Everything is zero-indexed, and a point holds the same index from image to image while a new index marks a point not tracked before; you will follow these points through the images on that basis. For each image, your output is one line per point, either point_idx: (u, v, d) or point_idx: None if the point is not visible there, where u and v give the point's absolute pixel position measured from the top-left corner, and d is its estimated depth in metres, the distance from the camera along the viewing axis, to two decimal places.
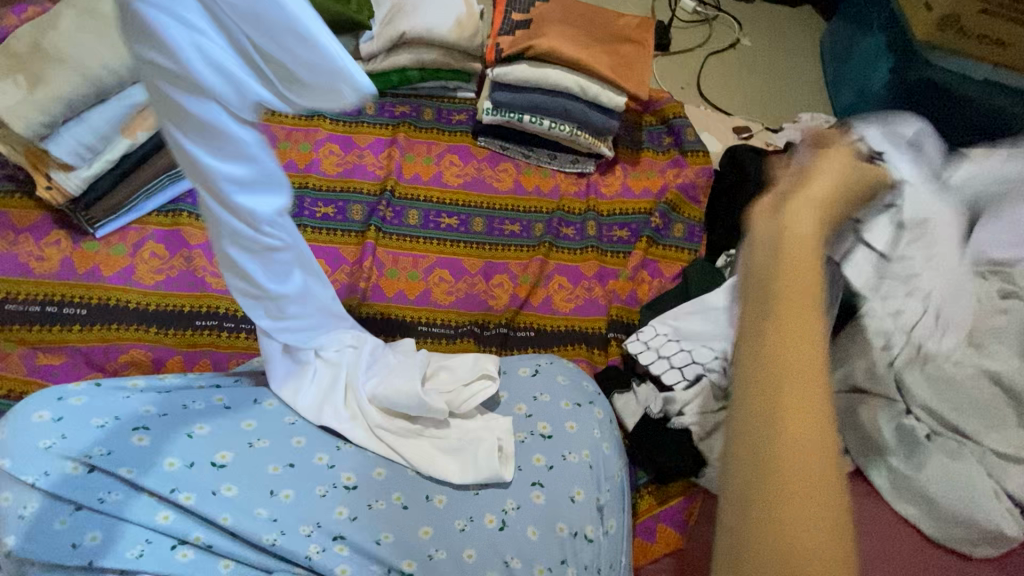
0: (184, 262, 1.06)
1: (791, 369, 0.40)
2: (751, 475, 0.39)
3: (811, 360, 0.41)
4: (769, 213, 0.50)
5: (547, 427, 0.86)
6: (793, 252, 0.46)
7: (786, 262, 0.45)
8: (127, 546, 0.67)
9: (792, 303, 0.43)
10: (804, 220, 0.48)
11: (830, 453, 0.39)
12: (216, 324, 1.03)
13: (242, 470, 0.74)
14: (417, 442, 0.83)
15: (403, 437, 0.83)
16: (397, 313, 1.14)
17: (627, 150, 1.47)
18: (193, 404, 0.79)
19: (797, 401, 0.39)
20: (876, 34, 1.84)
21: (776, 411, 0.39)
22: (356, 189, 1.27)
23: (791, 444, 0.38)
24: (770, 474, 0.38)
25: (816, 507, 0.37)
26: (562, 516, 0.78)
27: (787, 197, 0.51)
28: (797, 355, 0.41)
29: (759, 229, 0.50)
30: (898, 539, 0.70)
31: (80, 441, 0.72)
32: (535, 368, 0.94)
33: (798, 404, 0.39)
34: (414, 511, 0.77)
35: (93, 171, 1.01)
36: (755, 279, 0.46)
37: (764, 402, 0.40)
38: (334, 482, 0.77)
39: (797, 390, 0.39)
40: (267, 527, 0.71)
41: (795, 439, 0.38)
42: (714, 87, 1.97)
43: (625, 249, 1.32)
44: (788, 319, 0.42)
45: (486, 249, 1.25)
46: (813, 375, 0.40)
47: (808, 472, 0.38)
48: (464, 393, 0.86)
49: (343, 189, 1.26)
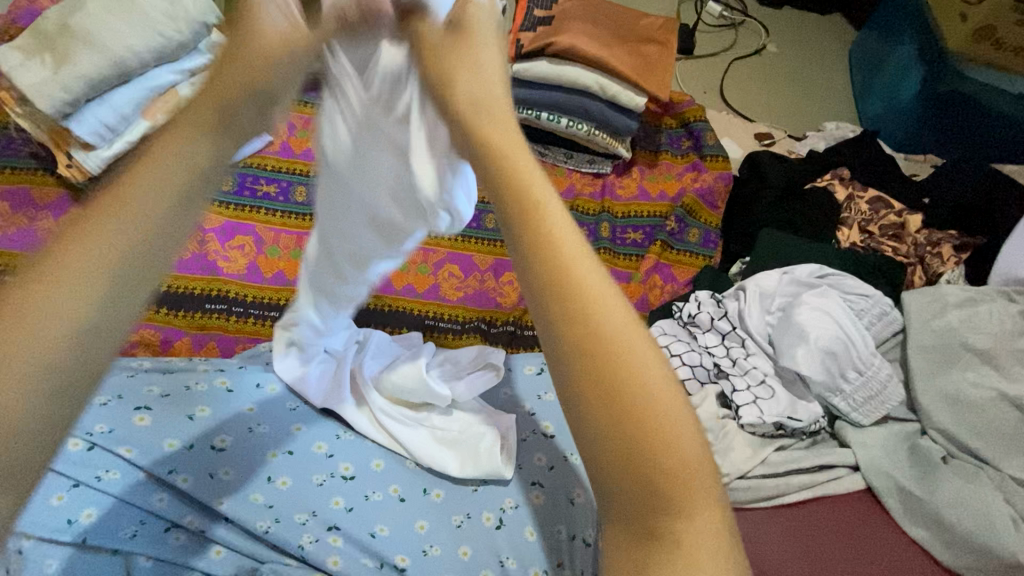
0: (199, 245, 1.08)
1: (576, 286, 0.34)
2: (607, 437, 0.32)
3: (589, 278, 0.35)
4: (492, 153, 0.39)
5: (550, 427, 0.85)
6: (514, 188, 0.38)
7: (518, 204, 0.37)
8: (121, 526, 0.67)
9: (546, 237, 0.35)
10: (523, 156, 0.39)
11: (650, 372, 0.33)
12: (225, 308, 1.04)
13: (240, 455, 0.75)
14: (418, 430, 0.82)
15: (404, 425, 0.82)
16: (404, 306, 1.14)
17: (645, 152, 1.45)
18: (195, 384, 0.80)
19: (599, 324, 0.33)
20: (906, 43, 1.80)
21: (593, 358, 0.33)
22: None
23: (619, 382, 0.33)
24: (631, 436, 0.32)
25: (678, 443, 0.32)
26: (561, 519, 0.77)
27: (496, 149, 0.40)
28: (577, 275, 0.35)
29: (508, 169, 0.38)
30: (887, 530, 0.91)
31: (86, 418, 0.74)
32: (540, 367, 0.92)
33: (598, 329, 0.33)
34: (411, 505, 0.77)
35: (112, 152, 1.01)
36: (518, 205, 0.36)
37: (581, 353, 0.33)
38: (332, 471, 0.77)
39: (580, 317, 0.34)
40: (263, 514, 0.71)
41: (621, 367, 0.33)
42: (737, 93, 1.94)
43: (638, 252, 1.30)
44: (559, 253, 0.35)
45: (498, 245, 1.24)
46: (595, 297, 0.34)
47: (660, 403, 0.33)
48: (465, 383, 0.85)
49: None
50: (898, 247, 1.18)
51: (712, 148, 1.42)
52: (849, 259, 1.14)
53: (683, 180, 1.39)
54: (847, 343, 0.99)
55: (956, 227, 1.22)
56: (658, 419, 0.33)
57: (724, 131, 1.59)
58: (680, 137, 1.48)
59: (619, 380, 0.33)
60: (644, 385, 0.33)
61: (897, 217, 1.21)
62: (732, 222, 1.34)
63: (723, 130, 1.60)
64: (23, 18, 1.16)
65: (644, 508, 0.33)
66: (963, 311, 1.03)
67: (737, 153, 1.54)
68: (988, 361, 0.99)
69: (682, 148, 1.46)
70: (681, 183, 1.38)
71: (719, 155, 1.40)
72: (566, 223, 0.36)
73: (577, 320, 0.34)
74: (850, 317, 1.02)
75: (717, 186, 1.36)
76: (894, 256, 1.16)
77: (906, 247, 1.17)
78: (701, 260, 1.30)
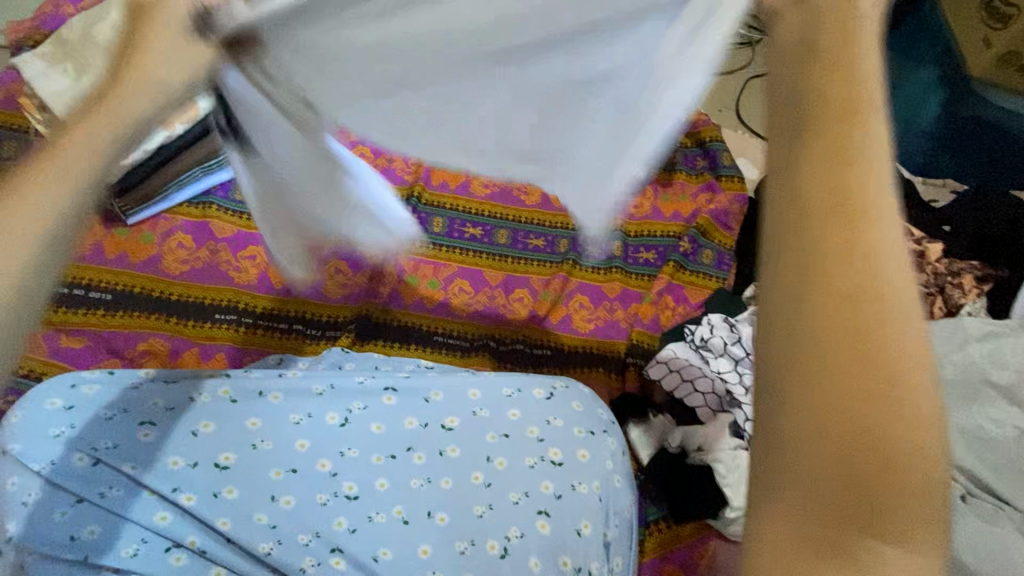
0: (209, 254, 1.10)
1: (858, 256, 0.33)
2: (857, 429, 0.31)
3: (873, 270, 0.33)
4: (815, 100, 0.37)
5: (558, 454, 0.83)
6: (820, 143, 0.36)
7: (825, 165, 0.35)
8: (123, 543, 0.68)
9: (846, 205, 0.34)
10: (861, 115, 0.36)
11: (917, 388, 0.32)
12: (234, 319, 1.05)
13: (243, 473, 0.74)
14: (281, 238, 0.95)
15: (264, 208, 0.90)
16: (414, 321, 1.12)
17: (660, 170, 1.44)
18: (199, 396, 0.78)
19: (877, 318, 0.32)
20: None
21: (860, 346, 0.32)
22: None
23: (885, 379, 0.32)
24: (877, 437, 0.31)
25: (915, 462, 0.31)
26: (566, 550, 0.76)
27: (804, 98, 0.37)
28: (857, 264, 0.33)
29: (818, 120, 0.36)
30: None
31: (88, 430, 0.73)
32: (551, 392, 0.89)
33: (876, 322, 0.32)
34: (415, 527, 0.75)
35: (130, 160, 1.03)
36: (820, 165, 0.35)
37: (846, 331, 0.32)
38: (335, 491, 0.76)
39: (854, 279, 0.33)
40: (265, 535, 0.71)
41: (885, 367, 0.32)
42: (753, 111, 1.93)
43: (650, 272, 1.29)
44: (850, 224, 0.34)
45: (508, 262, 1.24)
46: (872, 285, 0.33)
47: (912, 419, 0.32)
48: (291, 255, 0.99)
49: None
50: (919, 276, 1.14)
51: (727, 169, 1.42)
52: None
53: (697, 201, 1.39)
54: None
55: (977, 257, 1.20)
56: (904, 418, 0.32)
57: (740, 151, 1.58)
58: (696, 156, 1.47)
59: (883, 367, 0.32)
60: (906, 371, 0.32)
61: (917, 243, 1.17)
62: (747, 244, 1.32)
63: (739, 149, 1.58)
64: (49, 25, 1.18)
65: (862, 514, 0.31)
66: (986, 345, 1.01)
67: (753, 174, 1.52)
68: (1010, 398, 0.96)
69: (698, 167, 1.45)
70: (696, 204, 1.38)
71: (734, 176, 1.40)
72: (875, 193, 0.34)
73: (845, 277, 0.33)
74: None
75: (731, 207, 1.35)
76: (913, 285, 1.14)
77: (926, 276, 1.15)
78: (714, 283, 1.28)
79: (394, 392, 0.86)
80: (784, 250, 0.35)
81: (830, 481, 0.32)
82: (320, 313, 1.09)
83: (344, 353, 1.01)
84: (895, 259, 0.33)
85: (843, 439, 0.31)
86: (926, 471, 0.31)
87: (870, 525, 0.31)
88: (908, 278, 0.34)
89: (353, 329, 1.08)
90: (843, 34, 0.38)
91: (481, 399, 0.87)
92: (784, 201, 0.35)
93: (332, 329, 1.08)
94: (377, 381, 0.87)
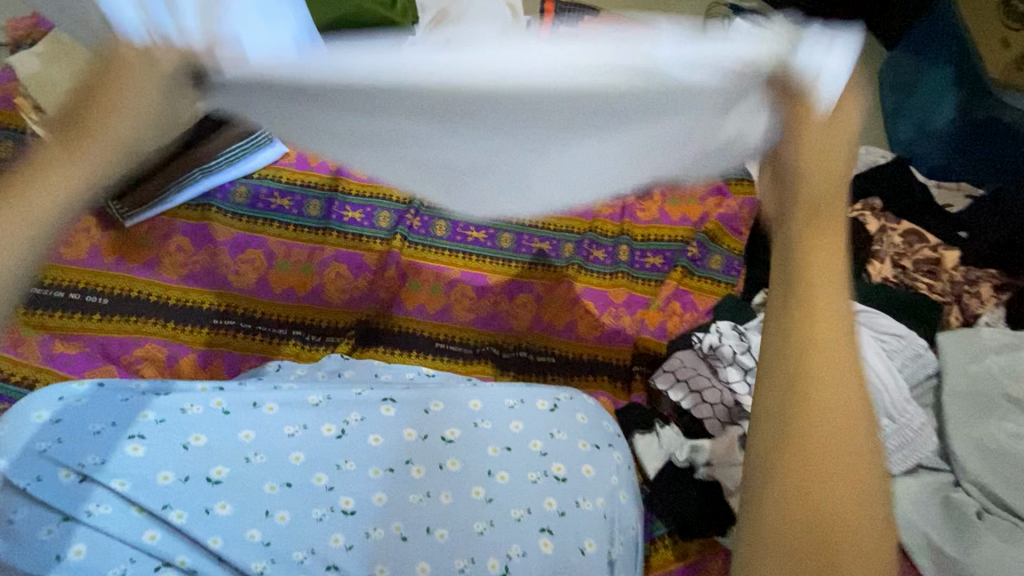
0: (208, 257, 1.08)
1: (818, 342, 0.45)
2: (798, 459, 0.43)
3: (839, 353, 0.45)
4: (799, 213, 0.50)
5: (562, 469, 0.80)
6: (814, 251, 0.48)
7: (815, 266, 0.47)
8: (111, 564, 0.67)
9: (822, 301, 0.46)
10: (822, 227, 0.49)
11: (859, 446, 0.43)
12: (231, 324, 1.03)
13: (237, 488, 0.72)
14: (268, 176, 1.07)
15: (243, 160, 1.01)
16: (416, 328, 1.09)
17: None
18: (190, 407, 0.77)
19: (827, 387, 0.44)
20: (942, 67, 1.74)
21: (811, 401, 0.44)
22: (383, 195, 1.20)
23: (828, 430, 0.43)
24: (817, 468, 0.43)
25: (851, 487, 0.42)
26: (570, 570, 0.73)
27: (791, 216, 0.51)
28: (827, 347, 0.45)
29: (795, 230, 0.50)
30: None
31: (75, 446, 0.72)
32: (554, 404, 0.88)
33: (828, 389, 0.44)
34: (414, 545, 0.73)
35: None
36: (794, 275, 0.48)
37: (797, 389, 0.44)
38: (331, 506, 0.74)
39: (821, 355, 0.44)
40: (258, 553, 0.69)
41: (832, 423, 0.43)
42: None
43: (658, 278, 1.26)
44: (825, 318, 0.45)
45: (513, 266, 1.20)
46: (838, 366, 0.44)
47: (845, 461, 0.43)
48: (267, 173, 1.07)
49: (375, 195, 1.19)
50: (934, 284, 1.12)
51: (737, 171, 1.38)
52: (881, 295, 1.09)
53: (706, 204, 1.35)
54: (880, 389, 0.93)
55: (997, 265, 1.16)
56: (838, 470, 0.43)
57: None
58: None
59: (830, 422, 0.43)
60: (828, 402, 0.43)
61: (932, 251, 1.15)
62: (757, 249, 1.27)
63: None
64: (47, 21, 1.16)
65: (821, 543, 0.41)
66: (1004, 357, 0.97)
67: (762, 177, 1.49)
68: None
69: None
70: (704, 208, 1.35)
71: (743, 179, 1.37)
72: (832, 293, 0.46)
73: (828, 379, 0.43)
74: (881, 359, 0.96)
75: (742, 212, 1.31)
76: (929, 294, 1.11)
77: (941, 284, 1.12)
78: (723, 289, 1.24)
79: (393, 403, 0.85)
80: (774, 336, 0.46)
81: (787, 510, 0.42)
82: (319, 318, 1.07)
83: (343, 360, 0.99)
84: (844, 344, 0.45)
85: (817, 489, 0.42)
86: (865, 514, 0.42)
87: (827, 549, 0.41)
88: (852, 348, 0.45)
89: (353, 335, 1.05)
90: (812, 165, 0.51)
91: (483, 411, 0.86)
92: (778, 301, 0.48)
93: (332, 335, 1.05)
94: (375, 392, 0.86)
